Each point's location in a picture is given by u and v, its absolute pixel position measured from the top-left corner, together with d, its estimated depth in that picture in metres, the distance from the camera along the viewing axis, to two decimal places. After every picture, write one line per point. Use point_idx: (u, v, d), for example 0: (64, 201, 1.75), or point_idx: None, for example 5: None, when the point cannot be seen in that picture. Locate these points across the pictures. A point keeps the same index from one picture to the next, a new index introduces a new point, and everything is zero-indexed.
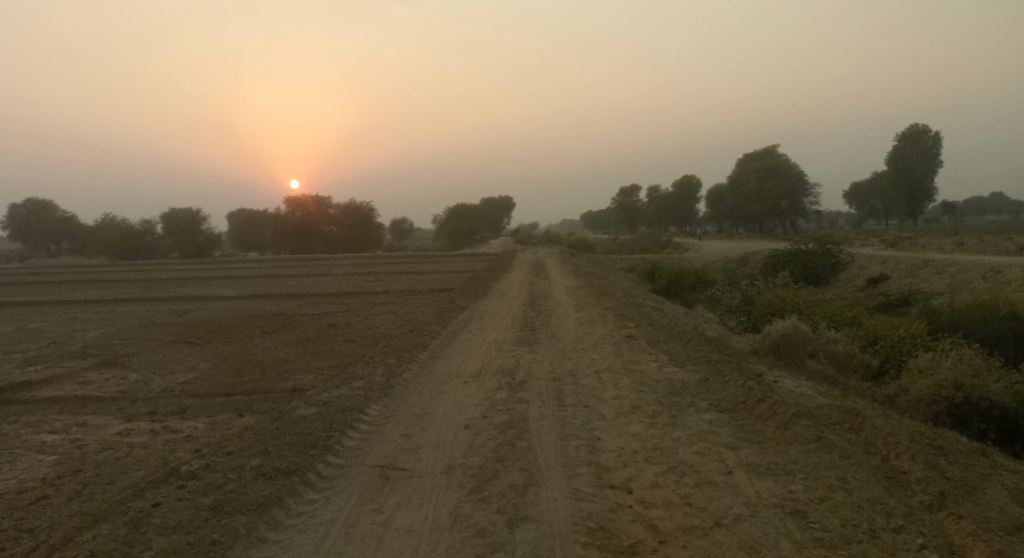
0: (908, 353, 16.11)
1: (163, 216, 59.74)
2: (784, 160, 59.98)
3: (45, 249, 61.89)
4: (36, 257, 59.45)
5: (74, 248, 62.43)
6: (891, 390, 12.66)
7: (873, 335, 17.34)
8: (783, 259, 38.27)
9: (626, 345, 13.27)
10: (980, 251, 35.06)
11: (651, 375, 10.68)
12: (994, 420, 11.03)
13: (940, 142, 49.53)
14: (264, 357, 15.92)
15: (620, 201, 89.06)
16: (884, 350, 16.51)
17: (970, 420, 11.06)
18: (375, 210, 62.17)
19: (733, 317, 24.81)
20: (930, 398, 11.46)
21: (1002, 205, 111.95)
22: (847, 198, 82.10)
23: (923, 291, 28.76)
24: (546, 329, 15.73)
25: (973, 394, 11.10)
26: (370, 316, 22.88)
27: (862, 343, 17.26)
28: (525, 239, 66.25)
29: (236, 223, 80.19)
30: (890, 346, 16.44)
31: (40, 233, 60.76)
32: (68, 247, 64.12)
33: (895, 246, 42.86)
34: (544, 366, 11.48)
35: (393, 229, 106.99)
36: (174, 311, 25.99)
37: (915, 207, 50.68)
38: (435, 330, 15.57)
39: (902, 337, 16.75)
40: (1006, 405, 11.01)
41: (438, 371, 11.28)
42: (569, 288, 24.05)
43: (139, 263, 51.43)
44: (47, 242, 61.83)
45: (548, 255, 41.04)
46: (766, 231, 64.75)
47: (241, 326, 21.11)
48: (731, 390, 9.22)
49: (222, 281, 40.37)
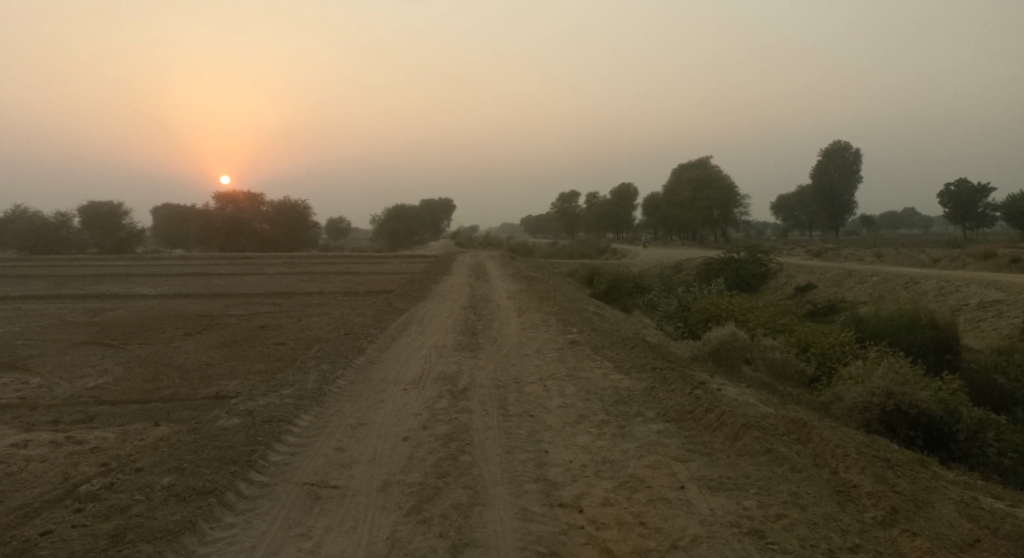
0: (839, 361, 16.22)
1: (83, 209, 56.97)
2: (716, 171, 61.08)
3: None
4: None
5: None
6: (826, 397, 12.60)
7: (806, 342, 17.47)
8: (715, 266, 38.81)
9: (569, 352, 12.93)
10: (901, 262, 36.20)
11: (596, 382, 10.33)
12: (922, 428, 10.98)
13: (860, 157, 51.13)
14: (185, 361, 15.02)
15: (558, 206, 89.42)
16: (817, 357, 16.63)
17: (900, 427, 11.04)
18: (309, 208, 60.68)
19: (669, 324, 24.85)
20: (863, 406, 11.42)
21: (917, 219, 116.90)
22: (775, 208, 84.27)
23: (848, 300, 29.45)
24: (487, 334, 15.30)
25: (904, 401, 11.08)
26: (302, 318, 22.04)
27: (795, 350, 17.36)
28: (463, 242, 65.77)
29: (162, 219, 77.19)
30: (822, 353, 16.55)
31: None
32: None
33: (820, 256, 44.00)
34: (486, 373, 11.02)
35: (328, 229, 104.99)
36: (90, 310, 24.56)
37: (836, 219, 52.12)
38: (370, 334, 14.96)
39: (834, 345, 16.91)
40: (933, 412, 10.96)
41: (374, 378, 10.71)
42: (508, 292, 23.68)
43: (55, 259, 48.87)
44: None
45: (485, 258, 40.63)
46: (699, 239, 65.80)
47: (162, 327, 20.01)
48: (677, 398, 8.94)
49: (144, 278, 38.62)
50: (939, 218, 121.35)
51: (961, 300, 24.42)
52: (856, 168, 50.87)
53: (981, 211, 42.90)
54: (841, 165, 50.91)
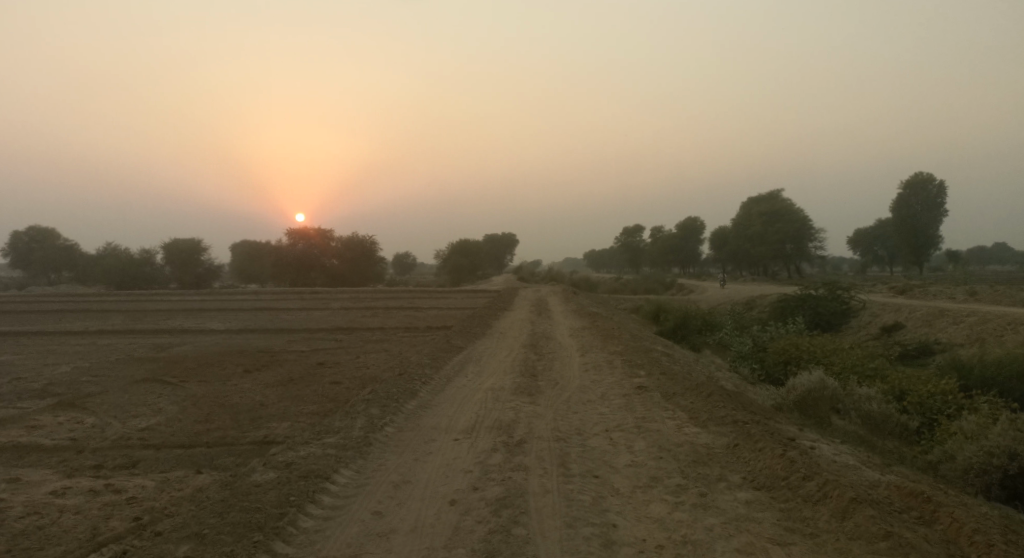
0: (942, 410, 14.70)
1: (162, 245, 58.68)
2: (789, 204, 58.96)
3: (41, 277, 60.69)
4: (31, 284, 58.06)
5: (70, 276, 61.06)
6: (932, 454, 11.25)
7: (900, 389, 15.94)
8: (791, 303, 36.96)
9: (637, 399, 11.88)
10: (995, 301, 33.73)
11: (670, 437, 9.29)
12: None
13: (946, 190, 48.42)
14: (238, 401, 14.53)
15: (625, 241, 88.03)
16: (914, 406, 15.12)
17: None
18: (377, 244, 61.05)
19: (744, 364, 23.45)
20: (977, 467, 10.08)
21: (1003, 254, 110.79)
22: (851, 243, 80.94)
23: (940, 341, 27.35)
24: (549, 376, 14.38)
25: None
26: (361, 355, 21.51)
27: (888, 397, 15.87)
28: (529, 277, 65.15)
29: (237, 255, 79.05)
30: (919, 403, 15.05)
31: (38, 261, 59.38)
32: (64, 274, 62.74)
33: (904, 294, 41.58)
34: (545, 422, 10.09)
35: (396, 264, 105.83)
36: (156, 345, 24.59)
37: (919, 255, 49.34)
38: (426, 374, 14.20)
39: (934, 393, 15.35)
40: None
41: (425, 426, 9.88)
42: (573, 330, 22.70)
43: (135, 292, 50.22)
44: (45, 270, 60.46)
45: (550, 294, 39.75)
46: (772, 274, 63.43)
47: (222, 364, 19.74)
48: (768, 460, 7.85)
49: (214, 312, 39.10)
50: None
51: None
52: (942, 201, 48.13)
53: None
54: (924, 197, 48.29)
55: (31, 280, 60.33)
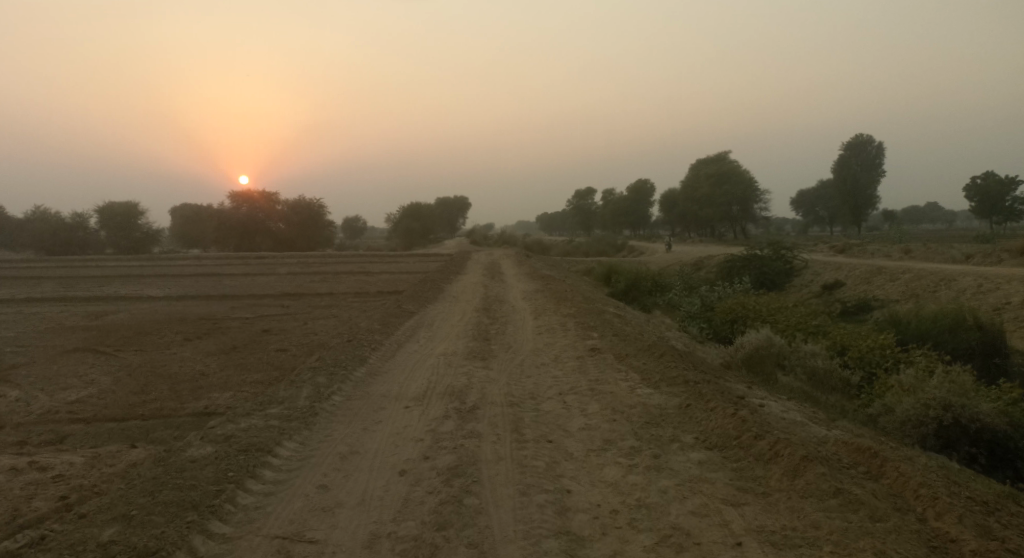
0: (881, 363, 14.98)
1: (98, 209, 56.49)
2: (736, 166, 59.54)
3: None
4: None
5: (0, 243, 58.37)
6: (873, 408, 11.41)
7: (842, 345, 16.19)
8: (738, 263, 37.41)
9: (591, 361, 11.74)
10: (930, 258, 34.68)
11: (622, 399, 9.15)
12: (983, 443, 9.84)
13: (884, 152, 49.48)
14: (178, 371, 13.97)
15: (575, 204, 88.12)
16: (855, 361, 15.39)
17: (958, 443, 9.88)
18: (324, 207, 59.78)
19: (693, 324, 23.64)
20: (916, 419, 10.26)
21: (937, 214, 114.31)
22: (794, 204, 82.40)
23: (879, 298, 28.00)
24: (501, 339, 14.17)
25: (963, 414, 9.91)
26: (308, 321, 20.99)
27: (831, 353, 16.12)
28: (479, 241, 64.74)
29: (179, 219, 76.68)
30: (860, 358, 15.30)
31: None
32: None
33: (844, 253, 42.49)
34: (498, 387, 9.89)
35: (345, 227, 104.20)
36: (90, 314, 23.63)
37: (858, 216, 50.42)
38: (375, 340, 13.84)
39: (873, 347, 15.64)
40: (997, 426, 9.80)
41: (374, 393, 9.57)
42: (524, 292, 22.54)
43: (70, 258, 48.34)
44: None
45: (501, 257, 39.50)
46: (718, 236, 64.22)
47: (161, 332, 19.03)
48: (719, 419, 7.76)
49: (154, 279, 37.85)
50: (959, 214, 118.64)
51: (1001, 299, 22.94)
52: (879, 163, 49.13)
53: (1011, 205, 41.10)
54: (863, 159, 49.22)
55: None
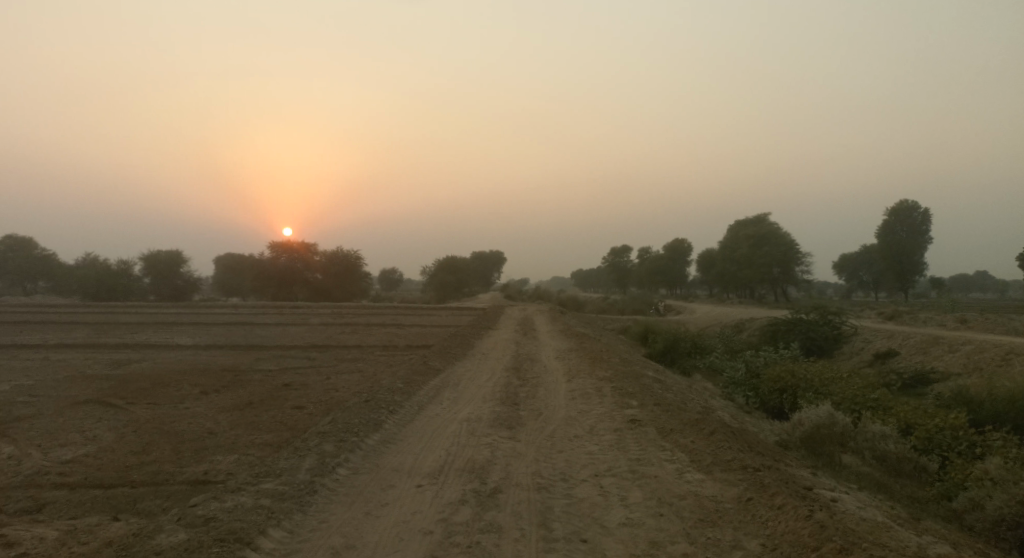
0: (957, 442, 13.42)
1: (142, 256, 56.97)
2: (777, 228, 58.05)
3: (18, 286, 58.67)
4: (9, 294, 55.23)
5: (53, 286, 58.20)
6: (955, 502, 10.02)
7: (907, 423, 14.65)
8: (782, 327, 35.74)
9: (630, 435, 10.51)
10: (989, 329, 32.68)
11: (670, 486, 7.95)
12: None
13: (931, 217, 47.82)
14: (184, 428, 13.02)
15: (613, 261, 86.92)
16: (921, 441, 13.86)
17: None
18: (362, 259, 59.50)
19: (739, 392, 22.18)
20: None
21: (985, 282, 110.74)
22: (837, 268, 80.14)
23: (936, 370, 26.18)
24: (531, 404, 13.00)
25: None
26: (332, 376, 20.02)
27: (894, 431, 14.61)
28: (515, 296, 63.75)
29: (220, 267, 77.15)
30: (927, 438, 13.77)
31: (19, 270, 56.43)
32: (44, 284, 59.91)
33: (893, 320, 40.59)
34: (524, 464, 8.73)
35: (382, 279, 104.31)
36: (113, 361, 23.01)
37: (905, 282, 48.30)
38: (395, 400, 12.78)
39: (942, 427, 14.07)
40: None
41: (384, 468, 8.47)
42: (558, 352, 21.36)
43: (109, 304, 48.45)
44: (24, 279, 57.33)
45: (536, 313, 38.42)
46: (759, 298, 62.35)
47: (179, 384, 18.23)
48: (792, 522, 6.61)
49: (187, 326, 37.49)
50: (1009, 283, 114.87)
51: None
52: (925, 230, 47.35)
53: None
54: (909, 224, 47.48)
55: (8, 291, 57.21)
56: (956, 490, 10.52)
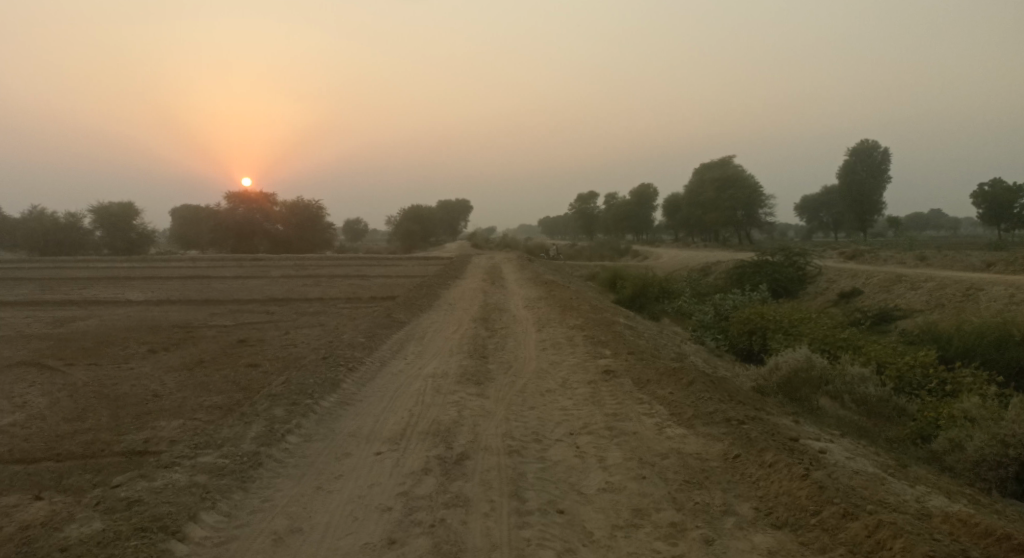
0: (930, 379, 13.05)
1: (93, 209, 54.66)
2: (741, 170, 57.60)
3: None
4: None
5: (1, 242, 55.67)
6: (936, 443, 9.61)
7: (878, 361, 14.24)
8: (748, 269, 35.45)
9: (604, 388, 9.87)
10: (950, 265, 32.72)
11: (651, 444, 7.31)
12: None
13: (890, 157, 47.49)
14: (127, 391, 12.10)
15: (578, 207, 86.14)
16: (893, 379, 13.47)
17: None
18: (323, 208, 57.89)
19: (707, 336, 21.79)
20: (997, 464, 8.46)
21: (939, 220, 112.54)
22: (798, 210, 80.38)
23: (901, 307, 26.06)
24: (499, 357, 12.29)
25: None
26: (289, 331, 19.08)
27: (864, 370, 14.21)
28: (480, 244, 62.82)
29: (177, 220, 74.70)
30: (899, 377, 13.37)
31: None
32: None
33: (855, 259, 40.58)
34: (493, 424, 8.02)
35: (345, 230, 102.40)
36: (56, 320, 21.74)
37: (865, 223, 48.18)
38: (354, 356, 11.96)
39: (913, 364, 13.68)
40: None
41: (340, 433, 7.71)
42: (525, 300, 20.67)
43: (59, 259, 46.54)
44: None
45: (501, 261, 37.60)
46: (723, 241, 62.19)
47: (125, 343, 17.18)
48: (787, 481, 6.02)
49: (140, 281, 36.03)
50: (963, 222, 117.01)
51: None
52: (886, 169, 47.21)
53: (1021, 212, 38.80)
54: (869, 165, 47.13)
55: None
56: (932, 430, 10.10)
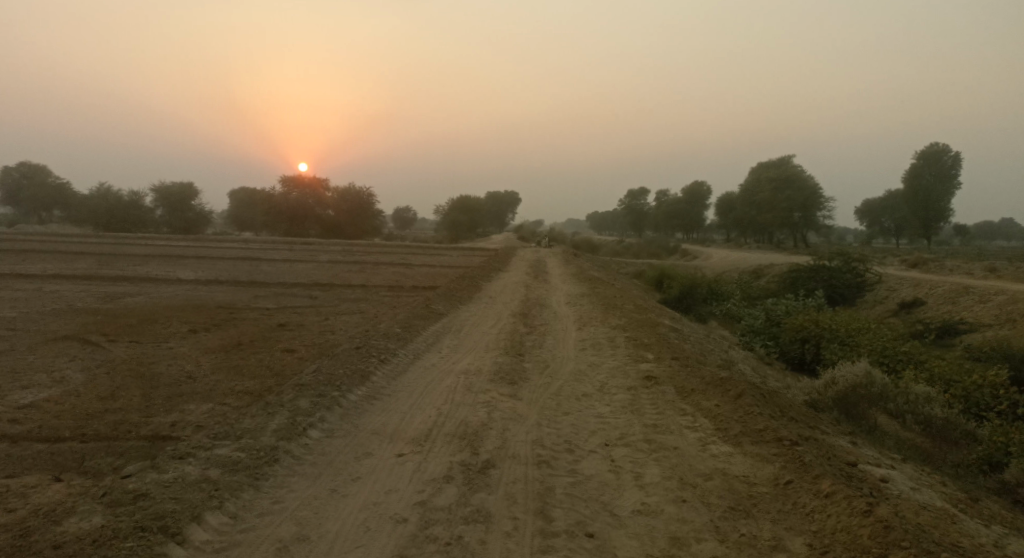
0: (1000, 401, 12.14)
1: (154, 188, 55.81)
2: (800, 171, 55.93)
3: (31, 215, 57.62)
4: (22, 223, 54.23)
5: (66, 216, 57.22)
6: (1006, 473, 8.87)
7: (943, 378, 13.38)
8: (803, 274, 34.29)
9: (645, 396, 9.37)
10: (1020, 278, 31.09)
11: (693, 462, 6.82)
12: None
13: (960, 162, 45.44)
14: (162, 370, 12.02)
15: (629, 203, 84.99)
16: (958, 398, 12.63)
17: None
18: (375, 195, 58.11)
19: (757, 341, 20.99)
20: None
21: (1007, 230, 108.00)
22: (857, 214, 77.95)
23: (964, 321, 24.81)
24: (537, 355, 11.85)
25: None
26: (330, 316, 18.94)
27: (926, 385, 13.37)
28: (528, 236, 62.45)
29: (234, 201, 75.94)
30: (965, 395, 12.51)
31: (31, 199, 55.03)
32: (57, 213, 58.81)
33: (916, 268, 38.96)
34: (525, 429, 7.61)
35: (396, 217, 103.03)
36: (106, 295, 22.00)
37: (929, 230, 46.26)
38: (389, 347, 11.66)
39: (982, 382, 12.78)
40: None
41: (363, 430, 7.39)
42: (570, 296, 20.20)
43: (118, 235, 47.63)
44: (38, 210, 56.18)
45: (549, 255, 37.08)
46: (777, 243, 60.52)
47: (169, 322, 17.23)
48: (845, 518, 5.52)
49: (192, 260, 36.50)
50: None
51: None
52: (955, 175, 45.20)
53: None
54: (938, 169, 45.16)
55: (22, 219, 55.98)
56: (1001, 457, 9.36)
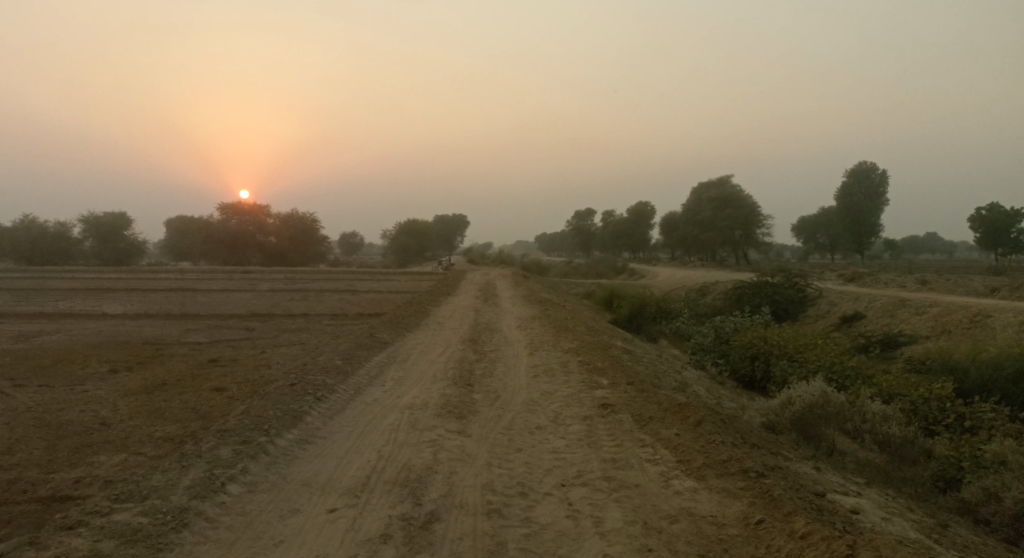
0: (950, 413, 11.92)
1: (84, 218, 53.52)
2: (739, 190, 56.72)
3: None
4: None
5: None
6: (968, 491, 8.51)
7: (893, 391, 13.11)
8: (747, 290, 34.40)
9: (602, 426, 8.75)
10: (953, 289, 31.68)
11: (657, 501, 6.21)
12: None
13: (888, 178, 46.53)
14: (75, 417, 10.98)
15: (574, 224, 85.17)
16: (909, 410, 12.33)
17: None
18: (317, 221, 56.81)
19: (708, 360, 20.69)
20: None
21: (935, 243, 111.72)
22: (794, 230, 79.49)
23: (904, 332, 25.03)
24: (485, 385, 11.18)
25: None
26: (266, 349, 17.94)
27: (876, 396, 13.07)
28: (475, 259, 61.80)
29: (171, 231, 73.50)
30: (915, 408, 12.23)
31: None
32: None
33: (855, 282, 39.59)
34: (472, 470, 6.94)
35: (341, 243, 101.42)
36: (23, 334, 20.52)
37: (862, 245, 47.19)
38: (327, 382, 10.87)
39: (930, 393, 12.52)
40: None
41: (292, 480, 6.66)
42: (518, 319, 19.61)
43: (45, 269, 45.35)
44: None
45: (495, 278, 36.47)
46: (720, 260, 61.20)
47: (89, 362, 16.02)
48: None
49: (122, 293, 34.76)
50: (959, 243, 116.50)
51: None
52: (884, 191, 46.25)
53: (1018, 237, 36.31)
54: (867, 187, 46.16)
55: None
56: (957, 473, 9.05)
